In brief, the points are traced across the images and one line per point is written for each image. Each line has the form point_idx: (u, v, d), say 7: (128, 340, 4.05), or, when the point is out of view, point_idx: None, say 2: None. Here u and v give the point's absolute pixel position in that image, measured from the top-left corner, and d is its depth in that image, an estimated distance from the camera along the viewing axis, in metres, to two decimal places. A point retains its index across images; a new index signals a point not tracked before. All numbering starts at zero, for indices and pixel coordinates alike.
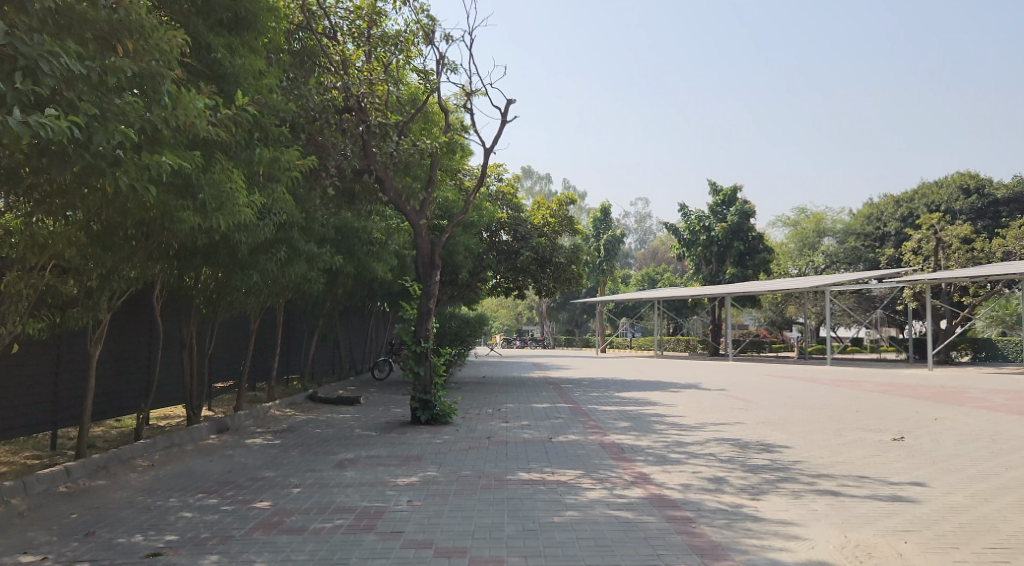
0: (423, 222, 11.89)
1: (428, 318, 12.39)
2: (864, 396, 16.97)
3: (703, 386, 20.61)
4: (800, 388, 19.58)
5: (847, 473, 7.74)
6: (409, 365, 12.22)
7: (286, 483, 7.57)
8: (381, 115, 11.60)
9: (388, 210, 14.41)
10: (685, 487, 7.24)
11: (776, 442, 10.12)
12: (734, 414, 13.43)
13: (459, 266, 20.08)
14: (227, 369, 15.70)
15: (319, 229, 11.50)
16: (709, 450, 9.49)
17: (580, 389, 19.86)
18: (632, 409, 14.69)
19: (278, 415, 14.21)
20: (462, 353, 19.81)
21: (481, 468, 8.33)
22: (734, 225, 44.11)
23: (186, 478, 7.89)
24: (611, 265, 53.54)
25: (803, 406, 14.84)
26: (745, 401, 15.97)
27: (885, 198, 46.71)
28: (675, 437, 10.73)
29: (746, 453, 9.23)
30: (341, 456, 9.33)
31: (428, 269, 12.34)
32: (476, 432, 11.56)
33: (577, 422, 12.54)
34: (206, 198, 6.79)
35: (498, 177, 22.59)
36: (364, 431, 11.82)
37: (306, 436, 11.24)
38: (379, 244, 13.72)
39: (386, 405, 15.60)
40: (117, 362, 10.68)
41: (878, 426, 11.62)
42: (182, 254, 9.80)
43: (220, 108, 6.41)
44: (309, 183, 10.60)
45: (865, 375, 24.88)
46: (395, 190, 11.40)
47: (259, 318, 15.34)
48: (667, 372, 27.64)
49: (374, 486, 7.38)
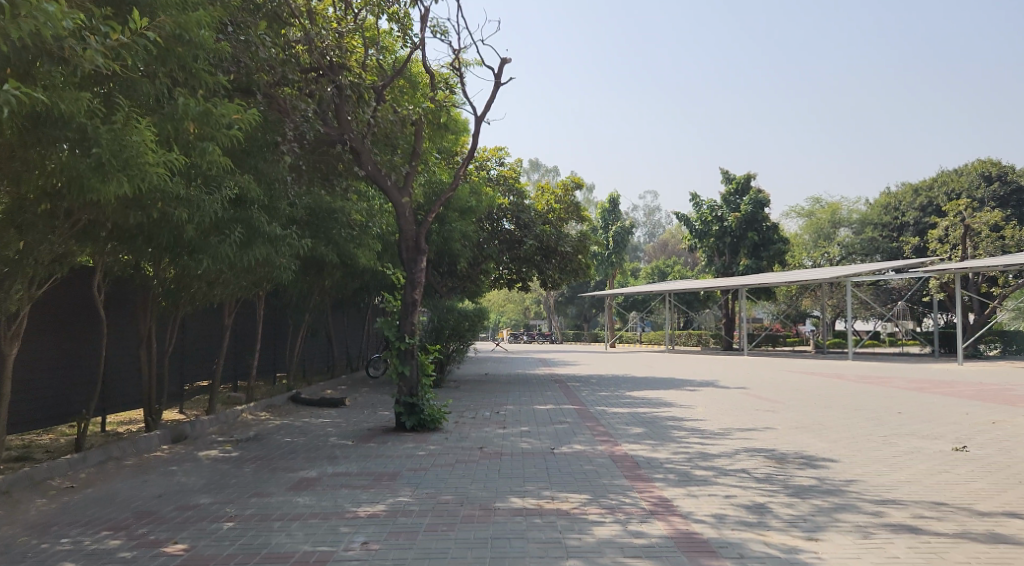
0: (405, 200, 10.39)
1: (413, 310, 10.85)
2: (900, 395, 15.37)
3: (720, 384, 19.02)
4: (827, 386, 18.00)
5: (920, 500, 6.17)
6: (392, 365, 10.68)
7: (219, 515, 6.07)
8: (356, 76, 10.19)
9: (371, 190, 12.89)
10: (719, 520, 5.71)
11: (819, 454, 8.54)
12: (762, 418, 11.86)
13: (456, 255, 18.51)
14: (198, 367, 14.28)
15: (287, 210, 10.03)
16: (742, 466, 7.95)
17: (588, 387, 18.33)
18: (646, 412, 13.13)
19: (250, 420, 12.71)
20: (458, 348, 18.34)
21: (465, 492, 6.81)
22: (748, 215, 42.46)
23: (99, 508, 6.39)
24: (620, 257, 51.93)
25: (836, 407, 13.27)
26: (770, 401, 14.40)
27: (903, 185, 45.08)
28: (697, 448, 9.18)
29: (786, 470, 7.68)
30: (302, 474, 7.84)
31: (412, 254, 10.78)
32: (467, 441, 10.03)
33: (583, 429, 11.00)
34: (102, 152, 5.27)
35: (499, 160, 21.24)
36: (339, 440, 10.32)
37: (270, 447, 9.75)
38: (358, 228, 12.22)
39: (372, 408, 14.11)
40: (53, 363, 9.32)
41: (931, 431, 10.05)
42: (119, 233, 8.35)
43: (109, 32, 4.97)
44: (269, 152, 9.12)
45: (894, 371, 23.32)
46: (372, 164, 9.95)
47: (233, 313, 13.91)
48: (680, 369, 26.05)
49: (326, 519, 5.86)
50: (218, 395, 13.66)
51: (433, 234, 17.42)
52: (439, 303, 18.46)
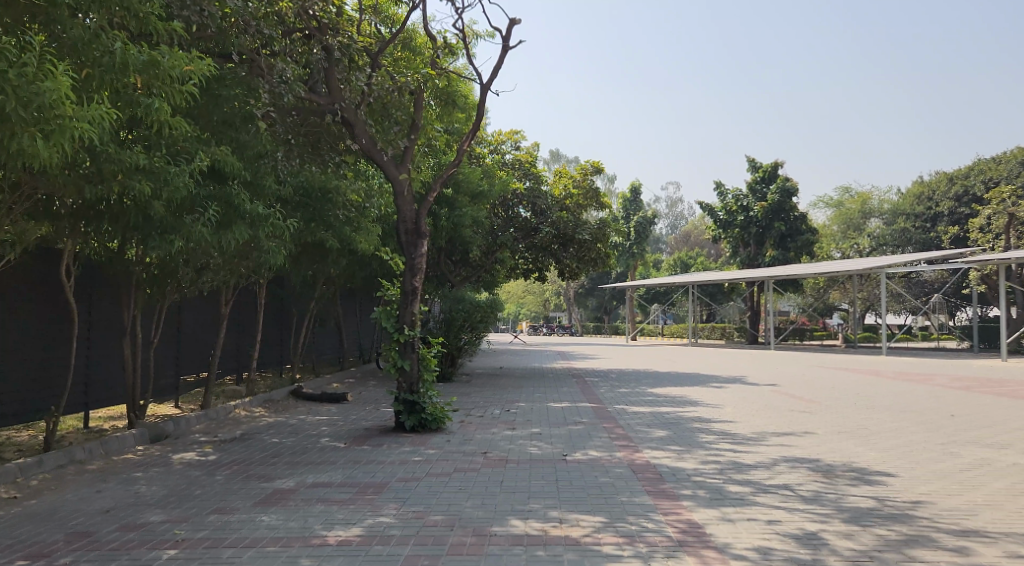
0: (403, 176, 9.50)
1: (413, 300, 9.84)
2: (945, 394, 14.16)
3: (748, 381, 17.92)
4: (864, 384, 16.83)
5: (1009, 534, 5.13)
6: (391, 358, 9.73)
7: (165, 538, 5.14)
8: (347, 38, 9.34)
9: (370, 169, 11.86)
10: (765, 555, 4.71)
11: (870, 466, 7.49)
12: (799, 421, 10.79)
13: (468, 243, 17.54)
14: (192, 359, 13.45)
15: (273, 188, 9.11)
16: (783, 480, 6.91)
17: (607, 383, 17.29)
18: (669, 411, 12.06)
19: (242, 416, 11.77)
20: (471, 341, 17.34)
21: (461, 511, 5.83)
22: (775, 204, 40.93)
23: (30, 526, 5.47)
24: (642, 248, 50.76)
25: (878, 409, 12.13)
26: (804, 402, 13.28)
27: (938, 174, 43.54)
28: (729, 457, 8.10)
29: (836, 487, 6.59)
30: (278, 483, 6.91)
31: (412, 239, 9.79)
32: (470, 444, 9.06)
33: (600, 431, 9.98)
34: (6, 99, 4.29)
35: (515, 143, 20.35)
36: (330, 441, 9.36)
37: (252, 449, 8.81)
38: (355, 210, 11.19)
39: (374, 404, 13.16)
40: (14, 357, 8.49)
41: (993, 439, 8.95)
42: (80, 209, 7.52)
43: None
44: (251, 123, 8.33)
45: (934, 367, 22.06)
46: (365, 135, 9.08)
47: (229, 302, 12.99)
48: (705, 364, 24.94)
49: (290, 547, 4.91)
50: (212, 389, 12.76)
51: (442, 220, 16.30)
52: (450, 292, 17.44)
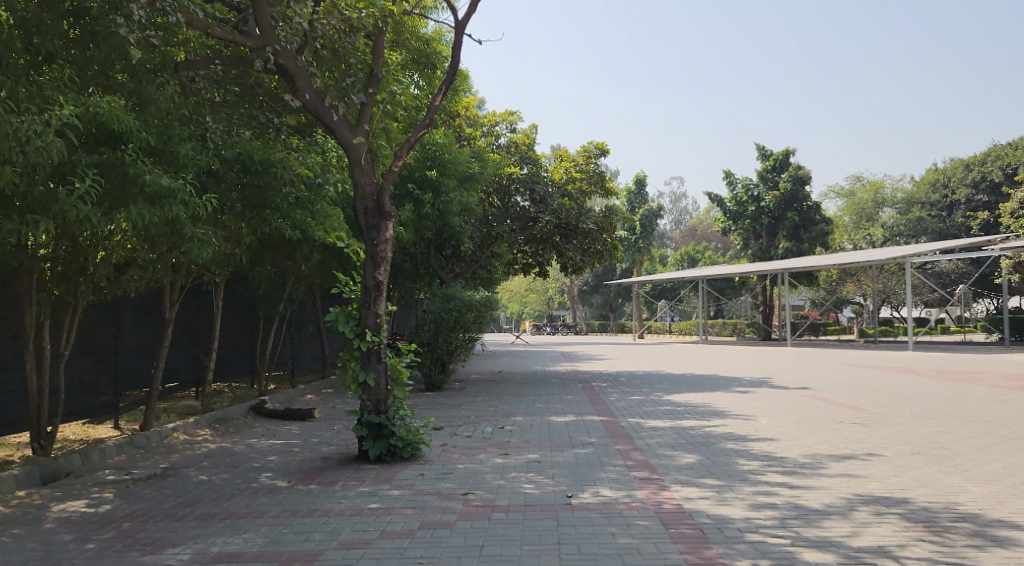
0: (357, 140, 7.67)
1: (378, 298, 7.80)
2: (1010, 398, 12.19)
3: (773, 383, 15.99)
4: (907, 385, 14.86)
5: None
6: (351, 371, 7.76)
7: None
8: None
9: (323, 137, 9.95)
10: None
11: (985, 511, 5.49)
12: (856, 438, 8.78)
13: (457, 234, 15.48)
14: (133, 371, 11.44)
15: (195, 159, 7.08)
16: (877, 539, 4.91)
17: (617, 389, 15.32)
18: (694, 426, 10.07)
19: (180, 441, 9.76)
20: (463, 344, 15.30)
21: None
22: (787, 193, 38.86)
23: None
24: (648, 242, 48.75)
25: (943, 419, 10.13)
26: (849, 410, 11.27)
27: (955, 161, 41.71)
28: (787, 498, 6.07)
29: (958, 554, 4.58)
30: (167, 557, 4.91)
31: (374, 219, 7.75)
32: (448, 480, 7.05)
33: (615, 457, 7.95)
34: None
35: (511, 125, 18.46)
36: (272, 479, 7.36)
37: (166, 493, 6.81)
38: (307, 188, 9.00)
39: (344, 423, 11.19)
40: None
41: None
42: None
43: None
44: (160, 76, 6.91)
45: (973, 362, 20.11)
46: (305, 85, 7.31)
47: (173, 302, 10.91)
48: (721, 363, 22.95)
49: None
50: (155, 408, 10.68)
51: (427, 207, 14.14)
52: (439, 289, 15.40)
